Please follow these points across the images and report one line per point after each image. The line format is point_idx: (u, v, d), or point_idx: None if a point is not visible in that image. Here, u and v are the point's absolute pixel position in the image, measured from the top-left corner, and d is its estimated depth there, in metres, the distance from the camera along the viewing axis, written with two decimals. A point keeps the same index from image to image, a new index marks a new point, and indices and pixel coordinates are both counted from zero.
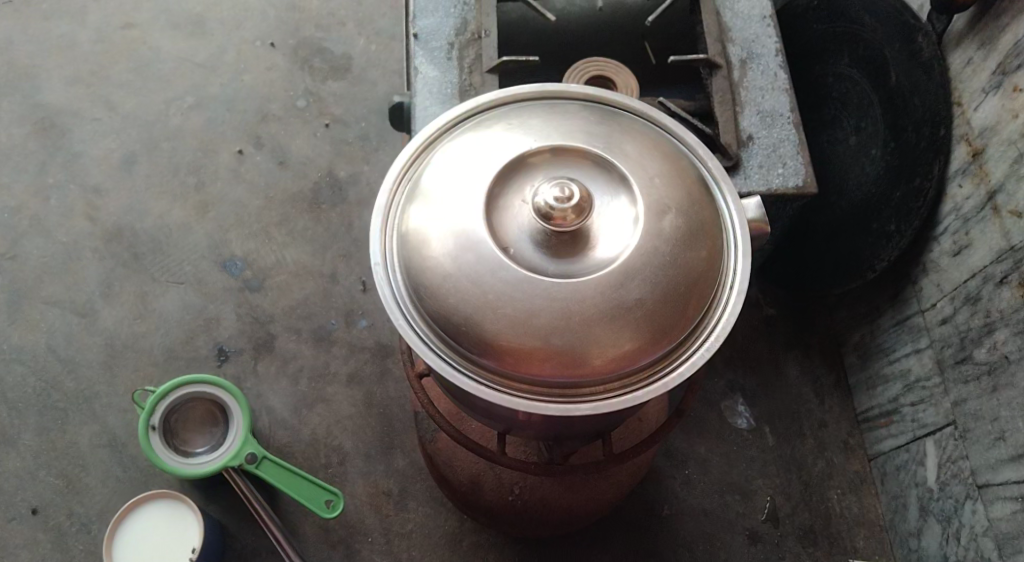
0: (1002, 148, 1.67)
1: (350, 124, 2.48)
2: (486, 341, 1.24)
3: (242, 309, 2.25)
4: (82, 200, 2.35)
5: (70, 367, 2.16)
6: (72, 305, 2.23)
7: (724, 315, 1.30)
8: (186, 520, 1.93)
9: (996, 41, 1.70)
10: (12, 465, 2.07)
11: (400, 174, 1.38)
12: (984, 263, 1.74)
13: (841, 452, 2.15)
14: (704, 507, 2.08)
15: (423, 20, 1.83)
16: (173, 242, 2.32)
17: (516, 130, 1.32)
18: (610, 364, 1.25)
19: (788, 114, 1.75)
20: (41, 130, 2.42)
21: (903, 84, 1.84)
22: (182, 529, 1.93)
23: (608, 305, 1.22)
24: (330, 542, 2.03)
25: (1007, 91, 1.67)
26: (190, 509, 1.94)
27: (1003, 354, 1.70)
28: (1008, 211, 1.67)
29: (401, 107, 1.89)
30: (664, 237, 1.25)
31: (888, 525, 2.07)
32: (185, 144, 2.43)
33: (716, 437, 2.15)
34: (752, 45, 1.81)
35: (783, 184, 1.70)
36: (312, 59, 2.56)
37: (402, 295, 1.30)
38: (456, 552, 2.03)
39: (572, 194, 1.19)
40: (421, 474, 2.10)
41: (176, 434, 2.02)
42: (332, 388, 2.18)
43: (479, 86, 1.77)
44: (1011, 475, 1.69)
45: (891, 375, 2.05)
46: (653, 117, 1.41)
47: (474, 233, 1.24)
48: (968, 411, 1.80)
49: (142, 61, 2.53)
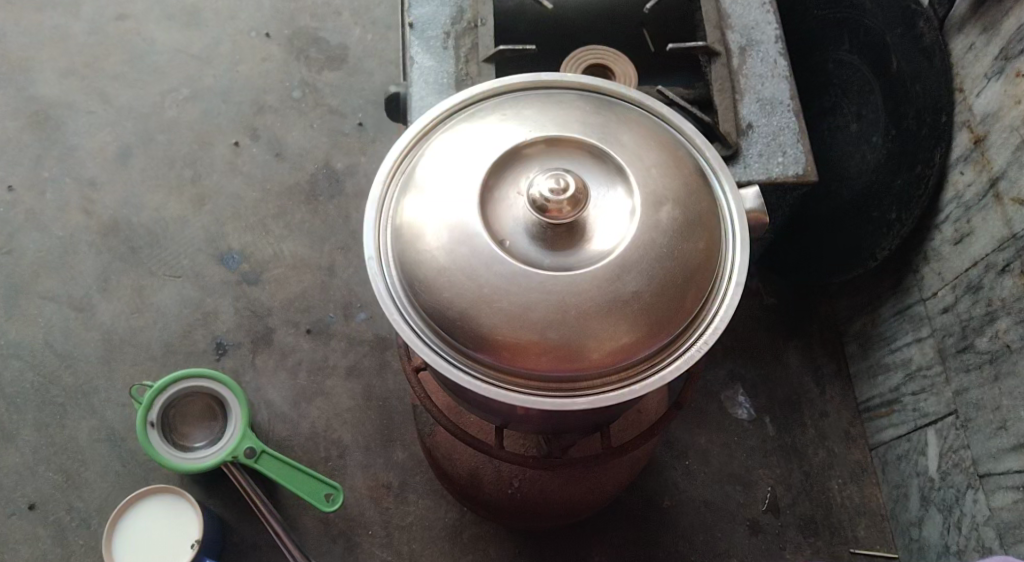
0: (1004, 134, 1.66)
1: (347, 115, 2.46)
2: (483, 335, 1.22)
3: (240, 303, 2.24)
4: (80, 193, 2.33)
5: (69, 362, 2.16)
6: (70, 299, 2.22)
7: (723, 305, 1.28)
8: (180, 541, 1.90)
9: (998, 26, 1.69)
10: (11, 460, 2.06)
11: (394, 165, 1.36)
12: (985, 251, 1.72)
13: (842, 441, 2.14)
14: (704, 497, 2.08)
15: (419, 8, 1.80)
16: (171, 236, 2.30)
17: (510, 121, 1.31)
18: (608, 357, 1.23)
19: (788, 102, 1.73)
20: (37, 123, 2.41)
21: (905, 70, 1.81)
22: (173, 548, 1.90)
23: (605, 298, 1.20)
24: (331, 536, 2.03)
25: (1009, 77, 1.66)
26: (194, 526, 1.92)
27: (1006, 342, 1.69)
28: (1010, 198, 1.66)
29: (397, 98, 1.87)
30: (661, 228, 1.23)
31: (889, 515, 2.06)
32: (181, 137, 2.41)
33: (717, 427, 2.14)
34: (752, 31, 1.78)
35: (783, 173, 1.68)
36: (308, 49, 2.54)
37: (397, 289, 1.28)
38: (457, 544, 2.03)
39: (567, 185, 1.17)
40: (421, 466, 2.10)
41: (175, 428, 2.01)
42: (331, 381, 2.17)
43: (476, 76, 1.74)
44: (1013, 465, 1.68)
45: (892, 364, 2.03)
46: (649, 106, 1.38)
47: (469, 226, 1.23)
48: (970, 400, 1.79)
49: (137, 52, 2.51)
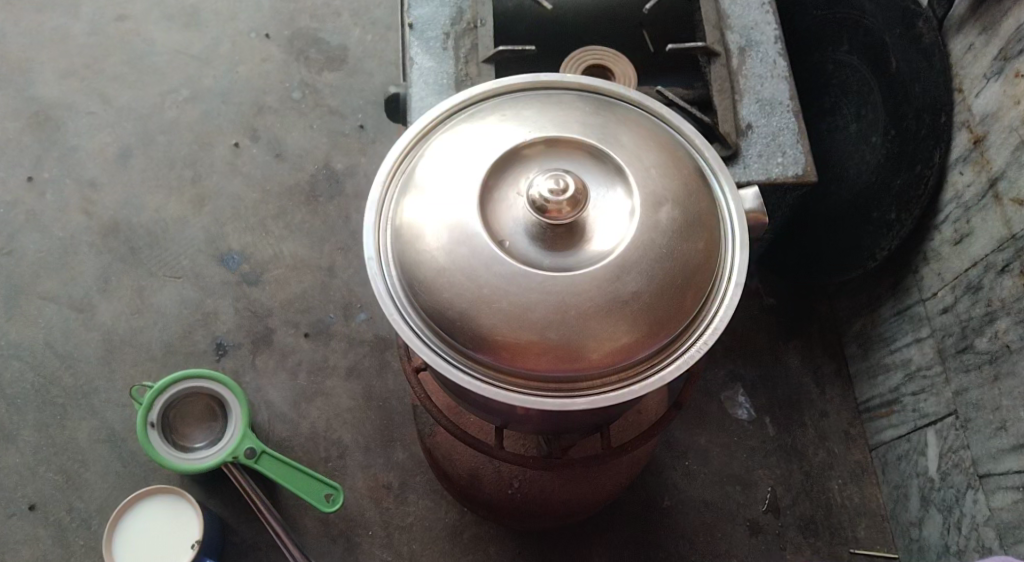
0: (1004, 135, 1.66)
1: (347, 116, 2.46)
2: (482, 336, 1.22)
3: (240, 303, 2.24)
4: (80, 194, 2.34)
5: (69, 362, 2.16)
6: (70, 300, 2.22)
7: (722, 305, 1.28)
8: (177, 546, 1.90)
9: (997, 26, 1.69)
10: (11, 461, 2.07)
11: (394, 166, 1.36)
12: (985, 251, 1.73)
13: (841, 441, 2.14)
14: (705, 498, 2.08)
15: (419, 9, 1.80)
16: (171, 236, 2.30)
17: (510, 121, 1.31)
18: (607, 357, 1.23)
19: (787, 102, 1.73)
20: (36, 124, 2.41)
21: (904, 70, 1.81)
22: (170, 552, 1.89)
23: (604, 298, 1.20)
24: (331, 536, 2.03)
25: (1008, 78, 1.66)
26: (193, 533, 1.91)
27: (1006, 343, 1.69)
28: (1009, 199, 1.66)
29: (397, 98, 1.88)
30: (661, 229, 1.23)
31: (889, 515, 2.07)
32: (181, 137, 2.41)
33: (717, 427, 2.14)
34: (751, 31, 1.78)
35: (782, 173, 1.68)
36: (308, 50, 2.54)
37: (397, 290, 1.29)
38: (457, 544, 2.03)
39: (566, 186, 1.17)
40: (421, 467, 2.10)
41: (175, 429, 2.01)
42: (331, 382, 2.17)
43: (476, 77, 1.75)
44: (1012, 465, 1.68)
45: (892, 365, 2.03)
46: (649, 107, 1.39)
47: (468, 227, 1.23)
48: (970, 401, 1.79)
49: (136, 53, 2.51)
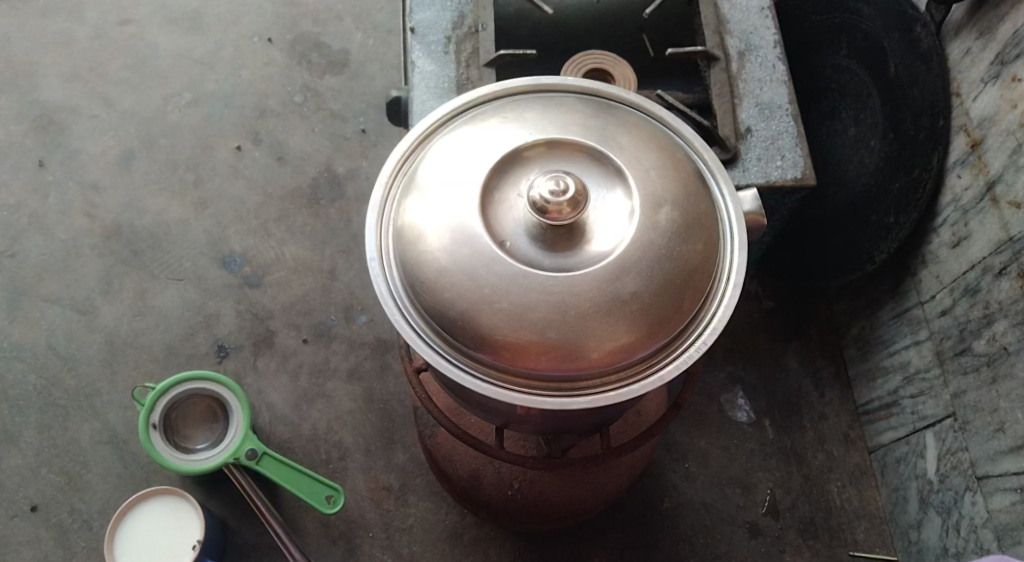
0: (1001, 138, 1.67)
1: (348, 119, 2.48)
2: (483, 335, 1.23)
3: (241, 305, 2.25)
4: (82, 197, 2.35)
5: (72, 364, 2.17)
6: (72, 302, 2.23)
7: (721, 306, 1.29)
8: (174, 548, 1.91)
9: (995, 31, 1.70)
10: (12, 462, 2.07)
11: (396, 167, 1.37)
12: (983, 254, 1.74)
13: (841, 444, 2.14)
14: (705, 500, 2.08)
15: (420, 13, 1.82)
16: (173, 239, 2.32)
17: (511, 124, 1.32)
18: (607, 357, 1.24)
19: (787, 106, 1.74)
20: (40, 127, 2.42)
21: (903, 75, 1.83)
22: (166, 553, 1.90)
23: (604, 298, 1.21)
24: (331, 538, 2.03)
25: (1005, 82, 1.67)
26: (191, 535, 1.92)
27: (1003, 345, 1.70)
28: (1007, 202, 1.67)
29: (398, 102, 1.89)
30: (660, 230, 1.25)
31: (888, 518, 2.07)
32: (183, 140, 2.43)
33: (716, 429, 2.15)
34: (751, 36, 1.80)
35: (782, 176, 1.70)
36: (310, 54, 2.55)
37: (398, 290, 1.30)
38: (457, 546, 2.04)
39: (567, 187, 1.18)
40: (421, 469, 2.10)
41: (176, 430, 2.02)
42: (332, 384, 2.18)
43: (477, 81, 1.76)
44: (1010, 466, 1.69)
45: (891, 367, 2.04)
46: (649, 110, 1.40)
47: (469, 227, 1.24)
48: (968, 403, 1.80)
49: (139, 57, 2.53)
